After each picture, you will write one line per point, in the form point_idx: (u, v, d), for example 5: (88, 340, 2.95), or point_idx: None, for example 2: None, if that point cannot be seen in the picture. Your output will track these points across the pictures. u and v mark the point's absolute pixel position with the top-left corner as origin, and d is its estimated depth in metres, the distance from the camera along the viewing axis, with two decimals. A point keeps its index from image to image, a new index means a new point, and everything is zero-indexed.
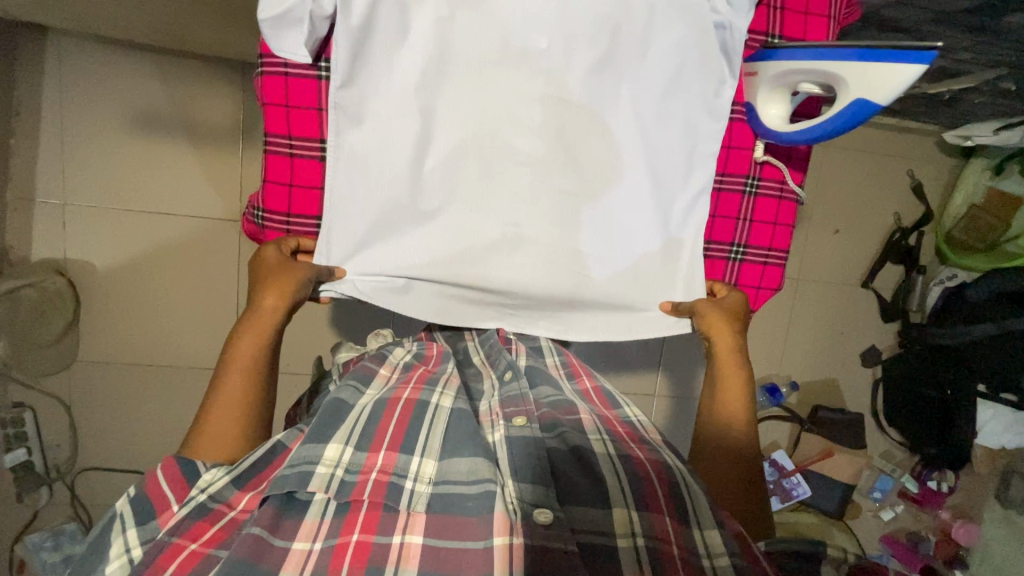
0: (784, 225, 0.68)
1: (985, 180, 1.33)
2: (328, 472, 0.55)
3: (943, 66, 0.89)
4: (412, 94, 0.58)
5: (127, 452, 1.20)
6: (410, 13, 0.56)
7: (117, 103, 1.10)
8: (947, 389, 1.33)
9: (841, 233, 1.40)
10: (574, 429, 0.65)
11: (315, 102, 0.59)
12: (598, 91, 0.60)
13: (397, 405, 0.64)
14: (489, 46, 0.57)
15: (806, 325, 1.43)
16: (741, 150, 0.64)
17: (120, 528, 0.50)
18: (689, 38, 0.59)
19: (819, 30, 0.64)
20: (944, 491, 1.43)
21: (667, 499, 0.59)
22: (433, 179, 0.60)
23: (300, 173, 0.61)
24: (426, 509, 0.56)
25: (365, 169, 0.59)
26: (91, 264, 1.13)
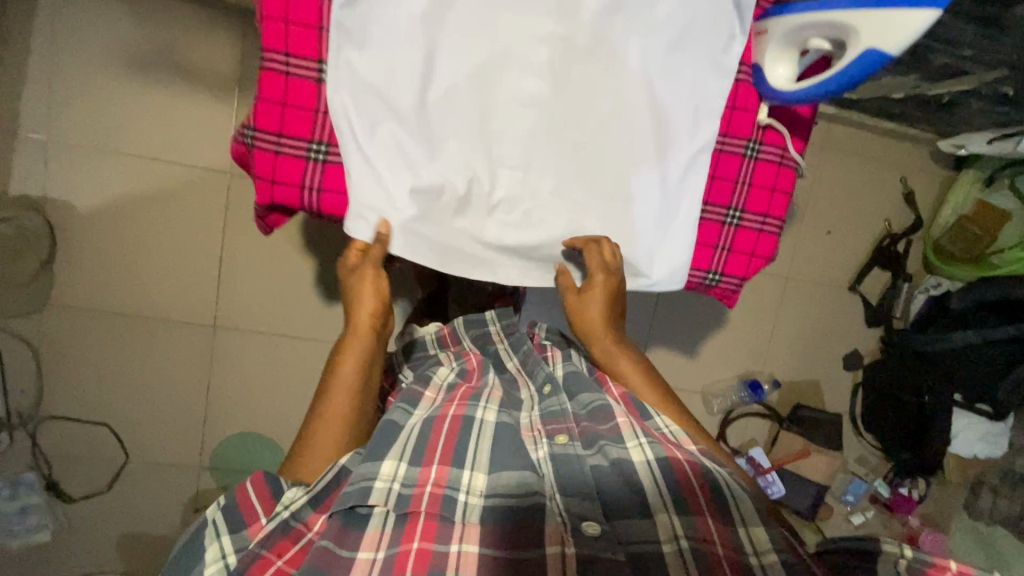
0: (782, 192, 0.66)
1: (975, 192, 1.35)
2: (386, 486, 0.58)
3: (946, 63, 0.89)
4: (419, 27, 0.57)
5: (95, 402, 1.17)
6: None
7: (110, 41, 1.07)
8: (925, 394, 1.34)
9: (832, 234, 1.41)
10: (612, 442, 0.66)
11: (316, 18, 0.54)
12: (607, 37, 0.59)
13: (443, 421, 0.67)
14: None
15: (792, 324, 1.44)
16: (746, 112, 0.62)
17: (214, 536, 0.53)
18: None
19: None
20: (915, 498, 1.45)
21: (707, 500, 0.60)
22: (438, 119, 0.59)
23: (295, 92, 0.56)
24: (479, 521, 0.58)
25: (368, 95, 0.57)
26: (71, 204, 1.09)
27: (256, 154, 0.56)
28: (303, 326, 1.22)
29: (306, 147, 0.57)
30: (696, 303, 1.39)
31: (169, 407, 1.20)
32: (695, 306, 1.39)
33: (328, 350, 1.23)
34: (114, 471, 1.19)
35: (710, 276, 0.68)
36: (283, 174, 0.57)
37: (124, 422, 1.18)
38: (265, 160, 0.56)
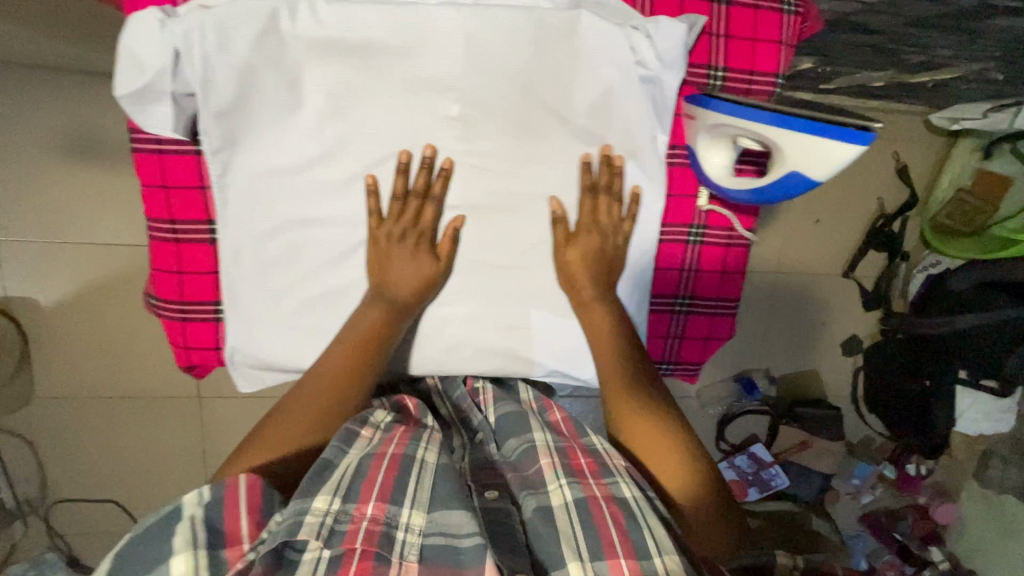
0: (731, 272, 0.74)
1: (973, 161, 1.28)
2: (316, 521, 0.52)
3: (923, 60, 0.81)
4: (331, 180, 0.63)
5: (96, 483, 1.20)
6: (304, 95, 0.60)
7: (43, 132, 1.04)
8: (927, 379, 1.30)
9: (821, 223, 1.34)
10: (531, 489, 0.63)
11: (197, 179, 0.66)
12: (518, 159, 0.64)
13: (382, 461, 0.59)
14: (398, 119, 0.62)
15: (787, 319, 1.38)
16: (682, 197, 0.71)
17: (188, 543, 0.50)
18: (616, 82, 0.63)
19: (767, 57, 0.67)
20: (921, 474, 1.44)
21: (624, 540, 0.56)
22: (349, 252, 0.65)
23: (190, 254, 0.67)
24: (419, 558, 0.54)
25: (293, 252, 0.64)
26: (35, 301, 1.09)
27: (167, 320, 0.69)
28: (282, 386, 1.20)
29: (212, 306, 0.69)
30: None
31: (167, 477, 1.21)
32: None
33: None
34: None
35: (667, 361, 0.78)
36: (196, 331, 0.70)
37: (130, 497, 1.21)
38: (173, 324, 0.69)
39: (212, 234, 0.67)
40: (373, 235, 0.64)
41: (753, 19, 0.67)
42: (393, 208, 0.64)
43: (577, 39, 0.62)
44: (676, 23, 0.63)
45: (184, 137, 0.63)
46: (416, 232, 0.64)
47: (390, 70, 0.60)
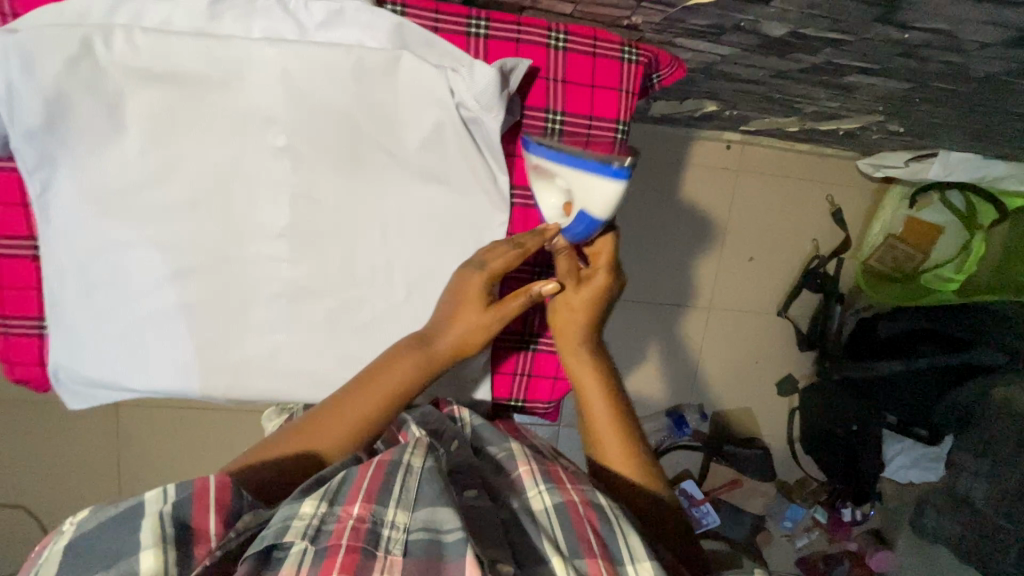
0: None
1: (903, 209, 1.28)
2: (304, 522, 0.51)
3: (816, 110, 0.82)
4: (154, 203, 0.60)
5: (7, 489, 1.18)
6: (126, 118, 0.58)
7: None
8: (852, 424, 1.31)
9: (755, 260, 1.34)
10: (513, 491, 0.62)
11: (19, 197, 0.62)
12: (352, 192, 0.63)
13: (367, 465, 0.57)
14: (224, 146, 0.60)
15: (720, 355, 1.38)
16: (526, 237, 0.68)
17: (158, 539, 0.48)
18: (443, 121, 0.62)
19: (607, 104, 0.64)
20: (855, 519, 1.41)
21: (602, 544, 0.56)
22: (173, 280, 0.62)
23: (13, 273, 0.63)
24: (404, 552, 0.52)
25: (112, 275, 0.61)
26: None
27: None
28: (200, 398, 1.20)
29: (35, 323, 0.65)
30: (613, 341, 1.33)
31: (79, 486, 1.20)
32: (615, 344, 1.33)
33: (229, 418, 1.21)
34: (35, 552, 1.20)
35: (515, 400, 0.78)
36: (16, 350, 0.65)
37: (39, 505, 1.19)
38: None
39: (34, 249, 0.63)
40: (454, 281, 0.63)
41: (591, 65, 0.63)
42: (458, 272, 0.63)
43: (400, 78, 0.60)
44: (488, 66, 0.58)
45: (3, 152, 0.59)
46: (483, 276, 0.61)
47: (212, 104, 0.59)
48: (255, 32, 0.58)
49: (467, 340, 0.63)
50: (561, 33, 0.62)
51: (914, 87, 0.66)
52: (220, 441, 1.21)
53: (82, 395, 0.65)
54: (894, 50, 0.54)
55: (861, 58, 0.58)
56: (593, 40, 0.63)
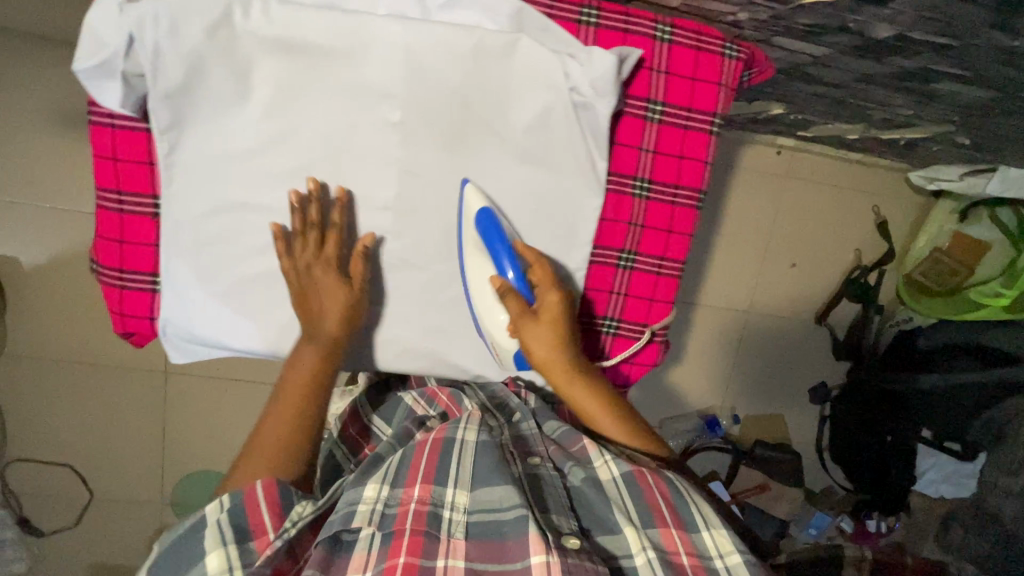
0: (659, 302, 0.74)
1: (951, 223, 1.28)
2: (369, 507, 0.56)
3: (888, 118, 0.84)
4: (265, 170, 0.64)
5: (54, 447, 1.21)
6: (247, 88, 0.61)
7: (36, 98, 1.07)
8: (886, 435, 1.31)
9: (797, 267, 1.35)
10: (577, 464, 0.63)
11: (145, 155, 0.64)
12: (456, 168, 0.66)
13: (423, 447, 0.63)
14: (341, 117, 0.63)
15: (756, 359, 1.38)
16: (615, 223, 0.71)
17: (219, 541, 0.52)
18: (552, 104, 0.65)
19: (707, 96, 0.68)
20: (879, 530, 1.39)
21: (671, 513, 0.59)
22: (211, 231, 0.64)
23: (131, 228, 0.65)
24: (466, 536, 0.55)
25: (222, 235, 0.64)
26: (17, 263, 1.11)
27: (104, 285, 0.66)
28: (247, 369, 1.22)
29: (149, 277, 0.67)
30: None
31: (125, 448, 1.23)
32: None
33: None
34: (79, 507, 1.24)
35: None
36: (130, 302, 0.67)
37: (85, 463, 1.22)
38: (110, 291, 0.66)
39: (155, 209, 0.65)
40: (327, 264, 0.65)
41: (695, 58, 0.67)
42: (299, 241, 0.64)
43: (517, 60, 0.63)
44: (608, 53, 0.62)
45: (134, 115, 0.61)
46: (324, 258, 0.65)
47: (331, 74, 0.62)
48: (380, 10, 0.62)
49: (347, 311, 0.66)
50: (667, 26, 0.66)
51: (998, 98, 0.68)
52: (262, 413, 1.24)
53: (183, 350, 0.69)
54: (995, 59, 0.57)
55: (956, 66, 0.61)
56: (697, 36, 0.66)
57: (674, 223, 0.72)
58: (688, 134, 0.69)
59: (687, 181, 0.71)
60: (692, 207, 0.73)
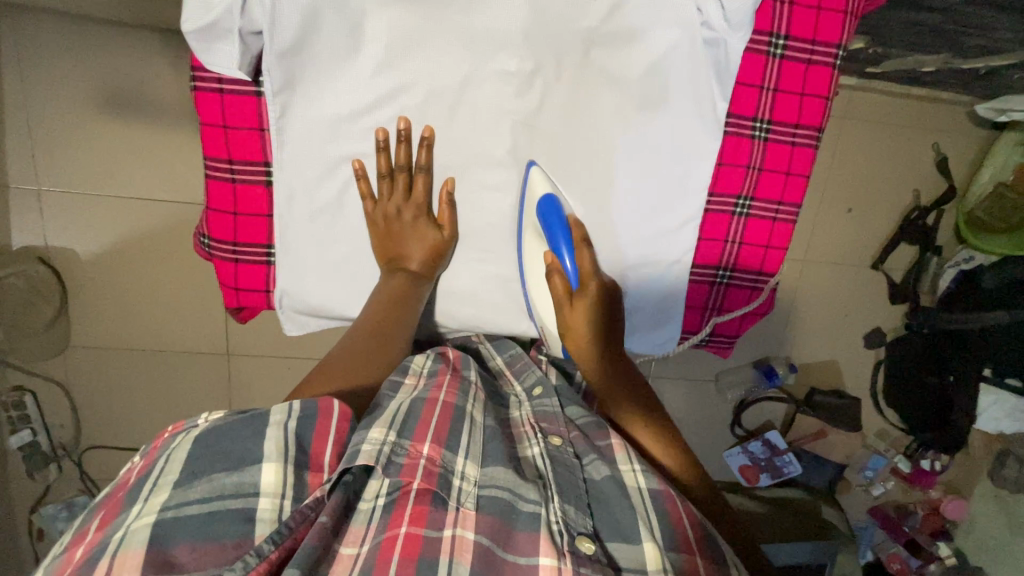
0: (773, 248, 0.80)
1: (1016, 156, 1.25)
2: (376, 446, 0.53)
3: (980, 44, 0.81)
4: (382, 120, 0.70)
5: (123, 432, 1.22)
6: (363, 42, 0.66)
7: (83, 83, 1.05)
8: (948, 375, 1.30)
9: (854, 212, 1.32)
10: (602, 459, 0.63)
11: (256, 122, 0.70)
12: (576, 110, 0.71)
13: (435, 406, 0.62)
14: (460, 66, 0.68)
15: (811, 307, 1.37)
16: (733, 167, 0.75)
17: (279, 452, 0.50)
18: (680, 41, 0.68)
19: (831, 26, 0.72)
20: (937, 470, 1.40)
21: (698, 540, 0.57)
22: (326, 177, 0.72)
23: (242, 194, 0.73)
24: (476, 506, 0.55)
25: (336, 182, 0.73)
26: (74, 252, 1.11)
27: (220, 259, 0.76)
28: (307, 347, 1.23)
29: (263, 250, 0.76)
30: None
31: None
32: None
33: None
34: None
35: (701, 334, 0.85)
36: (245, 272, 0.77)
37: None
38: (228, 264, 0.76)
39: (268, 176, 0.72)
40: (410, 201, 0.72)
41: None
42: (384, 186, 0.72)
43: None
44: None
45: (248, 77, 0.67)
46: (410, 201, 0.72)
47: (451, 23, 0.66)
48: None
49: (431, 249, 0.74)
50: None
51: None
52: None
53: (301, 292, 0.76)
54: None
55: None
56: None
57: (793, 164, 0.77)
58: (812, 69, 0.73)
59: (808, 119, 0.75)
60: (811, 148, 0.77)
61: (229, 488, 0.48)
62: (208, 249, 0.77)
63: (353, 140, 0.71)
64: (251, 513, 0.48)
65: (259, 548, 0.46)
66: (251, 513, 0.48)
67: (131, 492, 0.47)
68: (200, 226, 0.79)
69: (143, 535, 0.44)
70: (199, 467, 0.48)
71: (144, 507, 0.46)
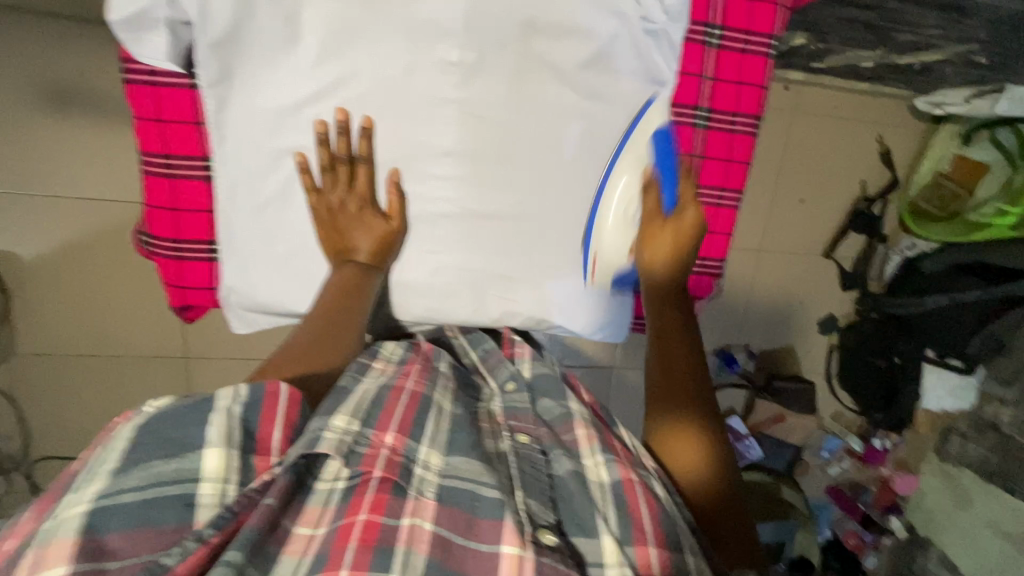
0: (718, 231, 0.84)
1: (953, 148, 1.31)
2: (337, 437, 0.54)
3: (912, 40, 0.86)
4: (323, 112, 0.69)
5: (75, 441, 1.17)
6: (300, 31, 0.65)
7: (13, 80, 1.00)
8: (895, 357, 1.36)
9: (805, 203, 1.37)
10: (565, 453, 0.64)
11: (193, 115, 0.71)
12: (519, 101, 0.70)
13: (400, 395, 0.63)
14: (400, 55, 0.67)
15: (767, 295, 1.42)
16: (677, 154, 0.79)
17: (223, 437, 0.50)
18: (619, 30, 0.70)
19: (765, 18, 0.77)
20: (885, 448, 1.50)
21: (656, 531, 0.58)
22: (268, 171, 0.71)
23: (182, 189, 0.74)
24: (435, 496, 0.55)
25: (275, 174, 0.71)
26: (16, 256, 1.07)
27: (163, 257, 0.76)
28: (267, 346, 1.20)
29: (206, 246, 0.76)
30: None
31: None
32: None
33: None
34: None
35: None
36: (190, 269, 0.77)
37: None
38: (171, 262, 0.76)
39: (207, 170, 0.73)
40: (353, 193, 0.71)
41: None
42: (327, 180, 0.71)
43: None
44: None
45: (180, 69, 0.68)
46: (354, 193, 0.71)
47: (390, 13, 0.65)
48: None
49: (379, 242, 0.72)
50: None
51: None
52: None
53: (247, 288, 0.75)
54: None
55: None
56: None
57: (734, 150, 0.81)
58: (747, 57, 0.78)
59: (746, 106, 0.80)
60: (750, 134, 0.82)
61: (172, 475, 0.48)
62: (149, 248, 0.77)
63: (296, 132, 0.69)
64: (192, 500, 0.48)
65: (199, 532, 0.46)
66: (190, 498, 0.48)
67: (73, 480, 0.48)
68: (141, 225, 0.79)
69: (75, 522, 0.44)
70: (141, 457, 0.49)
71: (77, 494, 0.46)
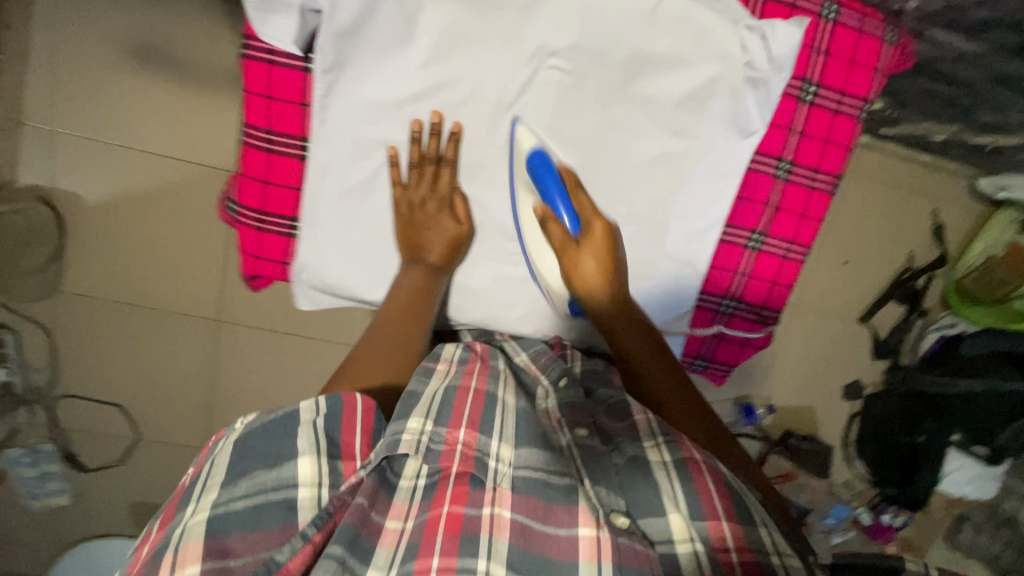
0: (778, 285, 0.83)
1: (1009, 234, 1.30)
2: (414, 438, 0.54)
3: None
4: (421, 111, 0.72)
5: (98, 385, 1.19)
6: (414, 32, 0.68)
7: (109, 34, 1.06)
8: (919, 436, 1.31)
9: (849, 264, 1.35)
10: (629, 439, 0.62)
11: (300, 96, 0.73)
12: (607, 132, 0.73)
13: (466, 393, 0.62)
14: (506, 70, 0.70)
15: (796, 350, 1.40)
16: (751, 203, 0.79)
17: (311, 446, 0.52)
18: (720, 75, 0.72)
19: (862, 82, 0.77)
20: (895, 526, 1.40)
21: (725, 505, 0.56)
22: (358, 159, 0.73)
23: (275, 164, 0.75)
24: (511, 486, 0.54)
25: (365, 163, 0.73)
26: (80, 197, 1.11)
27: (245, 227, 0.78)
28: (297, 322, 1.22)
29: (289, 223, 0.78)
30: None
31: (172, 391, 1.21)
32: None
33: (319, 349, 1.23)
34: (126, 447, 1.22)
35: (699, 360, 0.89)
36: (268, 242, 0.78)
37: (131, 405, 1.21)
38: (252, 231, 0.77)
39: (303, 150, 0.75)
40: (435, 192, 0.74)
41: (855, 40, 0.76)
42: (413, 176, 0.73)
43: (687, 29, 0.71)
44: (789, 28, 0.71)
45: (299, 52, 0.70)
46: (438, 192, 0.73)
47: (499, 27, 0.69)
48: None
49: (455, 244, 0.74)
50: (831, 9, 0.75)
51: None
52: (305, 369, 1.23)
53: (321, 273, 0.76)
54: None
55: None
56: (860, 19, 0.76)
57: (809, 207, 0.81)
58: (838, 118, 0.78)
59: (828, 165, 0.80)
60: (827, 193, 0.81)
61: (268, 483, 0.50)
62: (235, 215, 0.79)
63: (393, 127, 0.72)
64: (293, 503, 0.50)
65: (304, 532, 0.48)
66: (292, 501, 0.50)
67: (187, 496, 0.51)
68: (231, 192, 0.81)
69: (199, 530, 0.47)
70: (239, 469, 0.51)
71: (196, 505, 0.49)
